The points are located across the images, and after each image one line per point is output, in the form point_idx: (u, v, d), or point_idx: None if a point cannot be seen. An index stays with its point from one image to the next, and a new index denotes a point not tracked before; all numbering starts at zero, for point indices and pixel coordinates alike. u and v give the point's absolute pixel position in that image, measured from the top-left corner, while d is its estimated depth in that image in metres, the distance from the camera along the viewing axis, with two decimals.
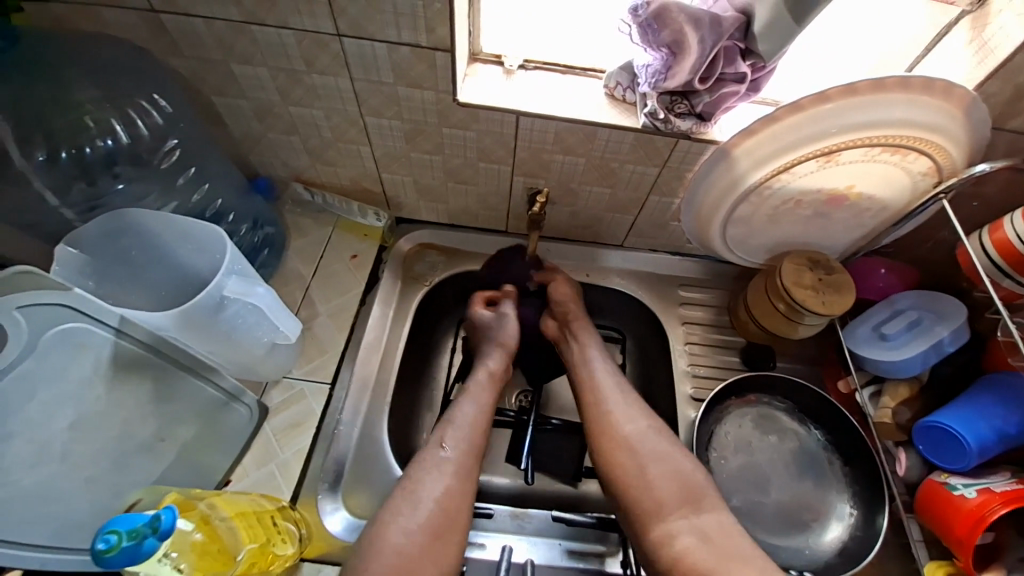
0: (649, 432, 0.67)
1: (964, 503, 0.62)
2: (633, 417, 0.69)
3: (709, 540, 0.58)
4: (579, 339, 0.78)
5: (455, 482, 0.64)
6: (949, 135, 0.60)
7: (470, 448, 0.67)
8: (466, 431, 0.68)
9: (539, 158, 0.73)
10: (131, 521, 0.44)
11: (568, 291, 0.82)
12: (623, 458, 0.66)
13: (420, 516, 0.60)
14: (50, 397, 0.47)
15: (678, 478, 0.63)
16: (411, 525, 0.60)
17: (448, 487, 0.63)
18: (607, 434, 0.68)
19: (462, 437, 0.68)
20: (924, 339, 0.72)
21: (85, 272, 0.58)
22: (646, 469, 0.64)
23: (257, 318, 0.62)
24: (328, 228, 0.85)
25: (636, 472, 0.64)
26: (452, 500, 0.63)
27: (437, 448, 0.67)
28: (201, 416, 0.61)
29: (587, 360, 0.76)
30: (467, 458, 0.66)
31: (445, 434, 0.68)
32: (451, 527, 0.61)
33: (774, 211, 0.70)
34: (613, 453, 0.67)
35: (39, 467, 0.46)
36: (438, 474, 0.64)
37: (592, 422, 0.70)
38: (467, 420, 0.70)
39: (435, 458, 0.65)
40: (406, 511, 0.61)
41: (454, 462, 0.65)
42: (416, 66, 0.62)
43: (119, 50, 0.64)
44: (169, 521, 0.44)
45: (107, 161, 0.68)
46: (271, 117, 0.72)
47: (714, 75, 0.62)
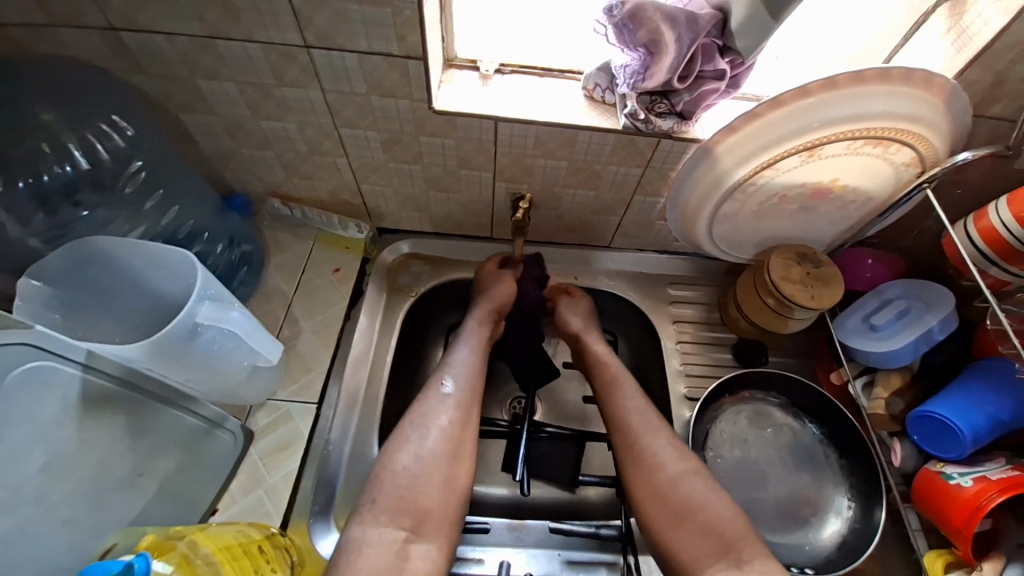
0: (684, 475, 0.64)
1: (960, 492, 0.62)
2: (671, 462, 0.65)
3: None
4: (602, 372, 0.75)
5: (459, 415, 0.65)
6: (930, 124, 0.60)
7: (471, 383, 0.68)
8: (464, 373, 0.69)
9: (520, 163, 0.72)
10: (104, 569, 0.43)
11: (581, 316, 0.81)
12: (656, 507, 0.63)
13: (429, 444, 0.62)
14: (18, 437, 0.44)
15: (717, 527, 0.59)
16: (421, 452, 0.61)
17: (451, 423, 0.64)
18: (638, 475, 0.65)
19: (461, 374, 0.69)
20: (914, 327, 0.72)
21: (50, 305, 0.56)
22: (681, 520, 0.61)
23: (234, 342, 0.61)
24: (308, 243, 0.83)
25: (671, 525, 0.61)
26: (458, 428, 0.64)
27: (438, 384, 0.67)
28: (182, 446, 0.60)
29: (616, 391, 0.72)
30: (468, 393, 0.67)
31: (443, 374, 0.69)
32: (460, 453, 0.63)
33: (759, 207, 0.70)
34: (644, 484, 0.64)
35: (13, 513, 0.44)
36: (442, 406, 0.65)
37: (624, 463, 0.67)
38: (464, 363, 0.70)
39: (436, 395, 0.66)
40: (414, 439, 0.62)
41: (457, 397, 0.66)
42: (389, 75, 0.60)
43: (77, 69, 0.62)
44: (143, 568, 0.44)
45: (67, 189, 0.66)
46: (242, 132, 0.70)
47: (693, 73, 0.61)
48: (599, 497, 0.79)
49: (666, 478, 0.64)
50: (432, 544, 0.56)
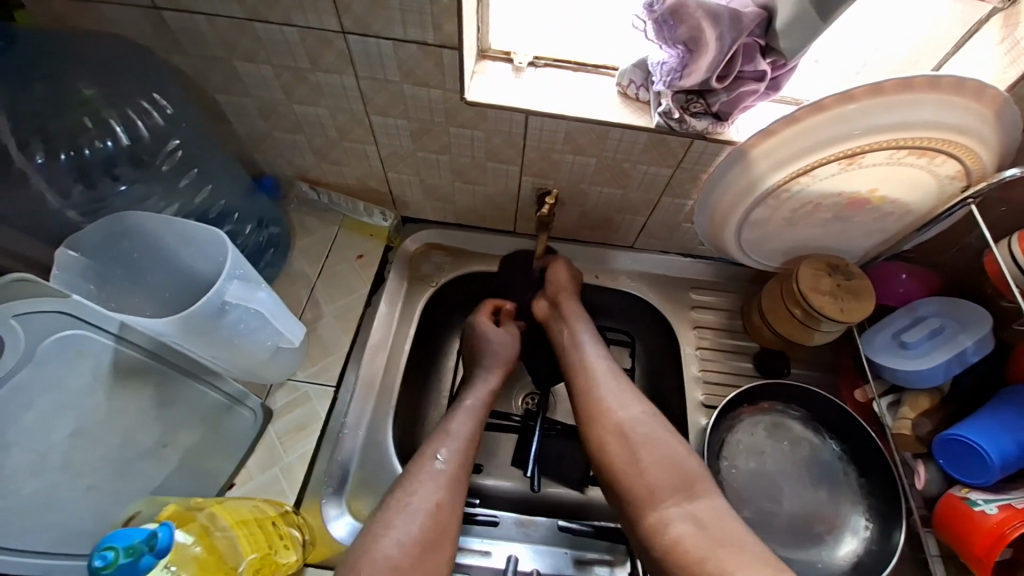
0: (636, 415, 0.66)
1: (983, 520, 0.60)
2: (623, 406, 0.66)
3: (703, 528, 0.56)
4: (570, 322, 0.76)
5: (447, 496, 0.62)
6: (981, 137, 0.57)
7: (463, 462, 0.66)
8: (460, 447, 0.67)
9: (548, 158, 0.71)
10: (127, 538, 0.44)
11: (567, 275, 0.79)
12: (610, 447, 0.64)
13: (414, 527, 0.58)
14: (47, 405, 0.46)
15: (668, 464, 0.61)
16: (404, 537, 0.58)
17: (439, 505, 0.61)
18: (591, 417, 0.67)
19: (457, 446, 0.67)
20: (947, 349, 0.69)
21: (88, 276, 0.58)
22: (633, 453, 0.62)
23: (259, 322, 0.62)
24: (334, 228, 0.84)
25: (621, 464, 0.62)
26: (444, 511, 0.61)
27: (431, 458, 0.65)
28: (204, 421, 0.61)
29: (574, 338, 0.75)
30: (458, 471, 0.65)
31: (439, 444, 0.66)
32: (441, 541, 0.59)
33: (792, 214, 0.68)
34: (597, 427, 0.66)
35: (41, 476, 0.46)
36: (432, 485, 0.62)
37: (580, 410, 0.68)
38: (463, 435, 0.68)
39: (427, 469, 0.64)
40: (400, 523, 0.58)
41: (448, 473, 0.64)
42: (423, 64, 0.60)
43: (121, 47, 0.63)
44: (166, 538, 0.45)
45: (107, 164, 0.67)
46: (275, 116, 0.70)
47: (732, 73, 0.59)
48: None
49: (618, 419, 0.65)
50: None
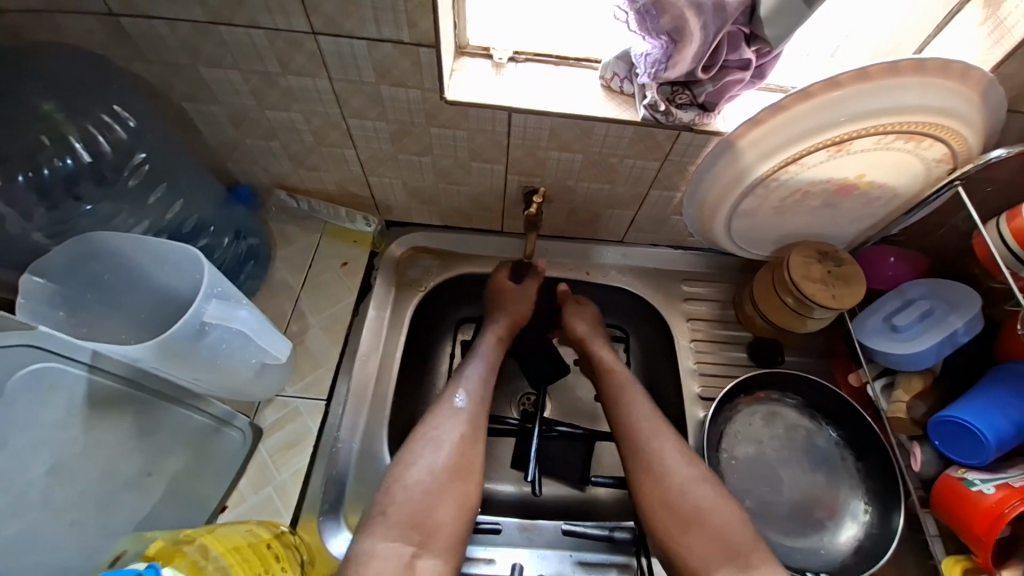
0: (691, 487, 0.63)
1: (981, 500, 0.60)
2: (679, 468, 0.64)
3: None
4: (607, 376, 0.74)
5: (471, 430, 0.64)
6: (967, 119, 0.57)
7: (482, 398, 0.68)
8: (477, 389, 0.68)
9: (533, 156, 0.70)
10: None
11: (586, 325, 0.79)
12: (662, 514, 0.62)
13: (439, 458, 0.61)
14: (24, 443, 0.44)
15: (717, 533, 0.60)
16: (433, 466, 0.61)
17: (462, 441, 0.63)
18: (648, 494, 0.64)
19: (475, 387, 0.68)
20: (938, 330, 0.70)
21: (55, 301, 0.55)
22: (689, 532, 0.61)
23: (242, 341, 0.60)
24: (315, 235, 0.81)
25: (678, 533, 0.61)
26: (468, 442, 0.64)
27: (450, 398, 0.67)
28: (190, 446, 0.59)
29: (626, 402, 0.71)
30: (480, 408, 0.67)
31: (454, 387, 0.68)
32: (470, 470, 0.62)
33: (781, 203, 0.67)
34: (653, 491, 0.64)
35: (19, 517, 0.43)
36: (453, 421, 0.65)
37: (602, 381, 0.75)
38: (478, 379, 0.69)
39: (448, 408, 0.66)
40: (426, 454, 0.61)
41: (468, 411, 0.66)
42: (398, 63, 0.58)
43: (78, 57, 0.60)
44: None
45: (68, 182, 0.63)
46: (248, 123, 0.68)
47: (717, 63, 0.58)
48: (610, 497, 0.78)
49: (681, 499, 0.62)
50: (439, 558, 0.57)
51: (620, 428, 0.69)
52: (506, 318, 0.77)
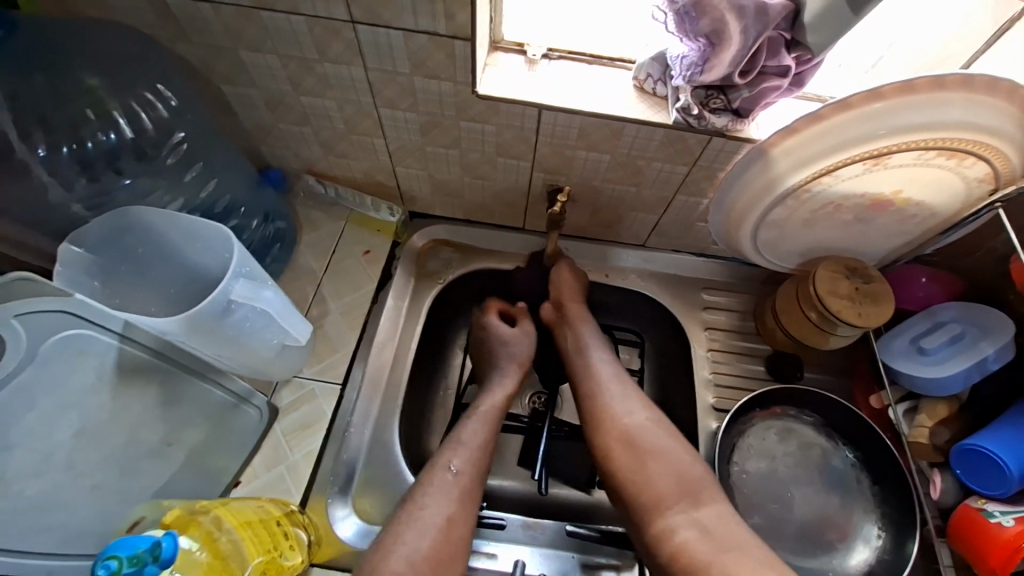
0: (647, 428, 0.64)
1: (1000, 533, 0.59)
2: (635, 412, 0.66)
3: (709, 533, 0.55)
4: (574, 325, 0.75)
5: (458, 511, 0.60)
6: (1013, 139, 0.55)
7: (476, 473, 0.63)
8: (473, 458, 0.64)
9: (561, 154, 0.69)
10: (132, 546, 0.43)
11: (573, 279, 0.78)
12: (622, 455, 0.63)
13: (423, 542, 0.56)
14: (49, 406, 0.45)
15: (673, 471, 0.61)
16: (413, 555, 0.55)
17: (448, 523, 0.58)
18: (609, 451, 0.64)
19: (470, 458, 0.64)
20: (967, 356, 0.67)
21: (91, 271, 0.57)
22: (647, 478, 0.61)
23: (265, 322, 0.61)
24: (340, 222, 0.82)
25: (636, 470, 0.61)
26: (455, 526, 0.59)
27: (443, 468, 0.62)
28: (210, 419, 0.61)
29: (585, 360, 0.72)
30: (473, 482, 0.62)
31: (451, 454, 0.64)
32: (448, 561, 0.57)
33: (812, 214, 0.66)
34: (611, 435, 0.64)
35: (42, 476, 0.44)
36: (444, 496, 0.60)
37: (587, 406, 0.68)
38: (476, 446, 0.65)
39: (439, 482, 0.61)
40: (407, 538, 0.56)
41: (459, 485, 0.61)
42: (433, 56, 0.58)
43: (125, 35, 0.62)
44: (170, 549, 0.45)
45: (109, 156, 0.66)
46: (282, 107, 0.69)
47: (755, 68, 0.57)
48: None
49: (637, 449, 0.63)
50: None
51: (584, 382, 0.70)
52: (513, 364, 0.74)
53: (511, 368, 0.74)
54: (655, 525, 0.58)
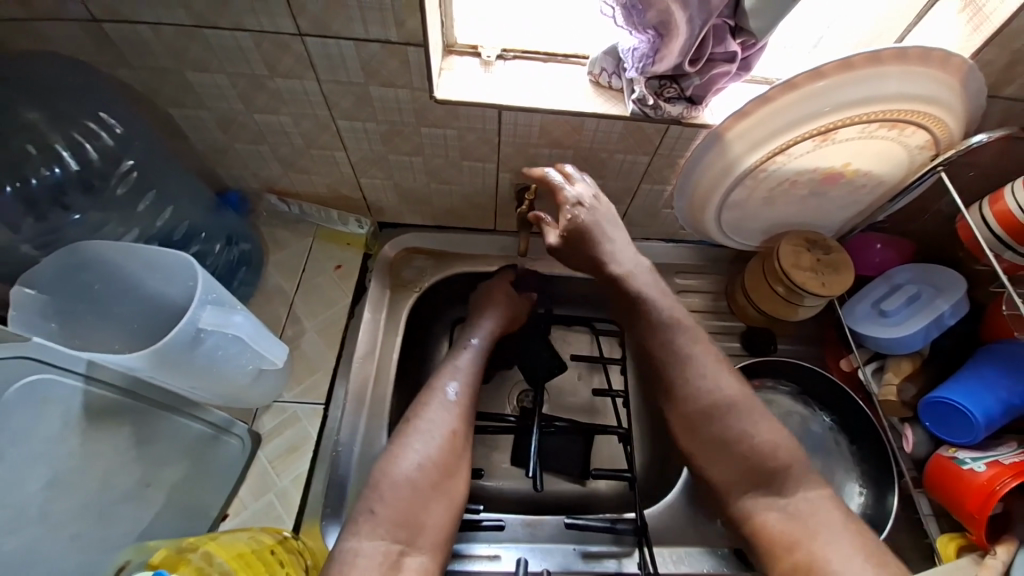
0: (734, 410, 0.60)
1: (973, 478, 0.61)
2: (719, 388, 0.61)
3: (795, 517, 0.55)
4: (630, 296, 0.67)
5: (460, 424, 0.63)
6: (948, 107, 0.59)
7: (473, 391, 0.66)
8: (467, 379, 0.67)
9: (524, 153, 0.70)
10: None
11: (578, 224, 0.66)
12: (701, 437, 0.61)
13: (431, 450, 0.59)
14: (19, 456, 0.43)
15: (760, 454, 0.58)
16: (423, 461, 0.59)
17: (453, 433, 0.61)
18: (691, 431, 0.61)
19: (466, 379, 0.67)
20: (924, 314, 0.71)
21: (48, 314, 0.53)
22: (728, 455, 0.59)
23: (239, 347, 0.59)
24: (308, 239, 0.81)
25: (719, 451, 0.60)
26: (458, 439, 0.61)
27: (441, 390, 0.65)
28: (188, 454, 0.58)
29: (654, 330, 0.65)
30: (471, 401, 0.65)
31: (446, 377, 0.66)
32: (458, 464, 0.60)
33: (770, 192, 0.68)
34: (690, 412, 0.61)
35: (19, 532, 0.42)
36: (445, 413, 0.63)
37: (655, 364, 0.65)
38: (468, 367, 0.68)
39: (440, 400, 0.64)
40: (417, 446, 0.59)
41: (460, 403, 0.64)
42: (387, 63, 0.58)
43: (62, 64, 0.59)
44: None
45: (55, 192, 0.63)
46: (235, 126, 0.67)
47: (704, 56, 0.59)
48: (610, 489, 0.78)
49: (676, 334, 0.65)
50: (425, 555, 0.55)
51: (659, 359, 0.65)
52: (502, 311, 0.75)
53: (497, 315, 0.75)
54: (698, 403, 0.61)
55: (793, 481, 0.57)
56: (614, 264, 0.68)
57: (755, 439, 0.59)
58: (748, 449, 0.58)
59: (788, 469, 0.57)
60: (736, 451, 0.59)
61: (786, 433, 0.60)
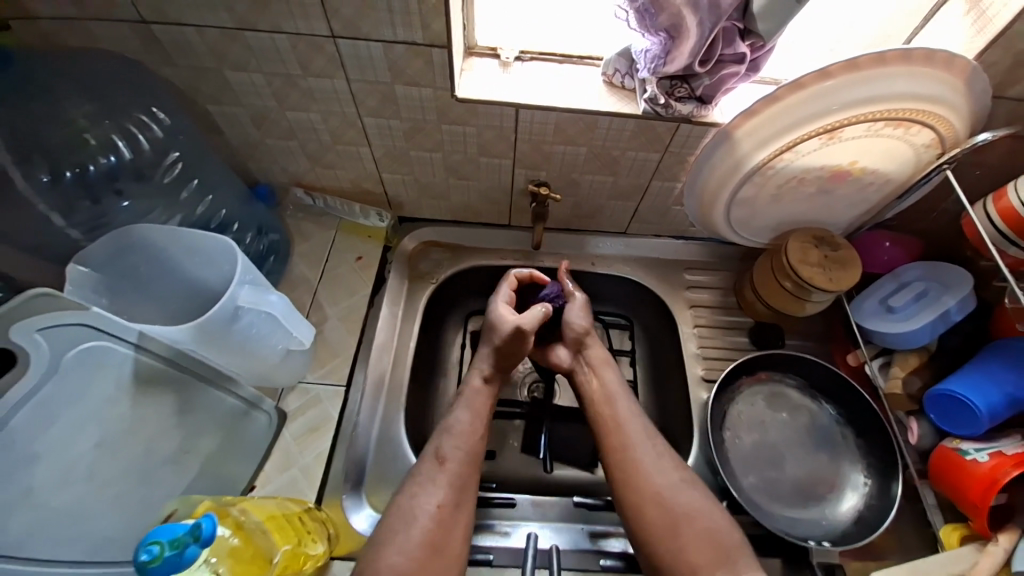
0: (680, 490, 0.62)
1: (977, 468, 0.62)
2: (664, 470, 0.63)
3: None
4: (597, 372, 0.74)
5: (451, 497, 0.60)
6: (953, 106, 0.60)
7: (471, 450, 0.65)
8: (465, 438, 0.65)
9: (539, 150, 0.73)
10: (171, 531, 0.43)
11: (586, 318, 0.77)
12: (654, 516, 0.60)
13: (415, 534, 0.57)
14: (72, 417, 0.46)
15: (708, 536, 0.58)
16: (406, 545, 0.56)
17: (440, 510, 0.59)
18: (643, 512, 0.61)
19: (462, 441, 0.65)
20: (931, 309, 0.73)
21: (98, 290, 0.58)
22: (678, 536, 0.59)
23: (270, 326, 0.63)
24: (331, 232, 0.85)
25: (668, 533, 0.59)
26: (445, 517, 0.59)
27: (436, 458, 0.63)
28: (222, 426, 0.62)
29: (608, 408, 0.70)
30: (464, 465, 0.63)
31: (441, 443, 0.64)
32: (443, 549, 0.57)
33: (779, 189, 0.70)
34: (641, 495, 0.62)
35: (68, 487, 0.46)
36: (433, 485, 0.61)
37: (606, 447, 0.67)
38: (465, 426, 0.66)
39: (431, 471, 0.62)
40: (400, 531, 0.57)
41: (450, 473, 0.62)
42: (412, 64, 0.62)
43: (116, 62, 0.65)
44: (209, 529, 0.45)
45: (110, 177, 0.68)
46: (268, 123, 0.71)
47: (714, 57, 0.61)
48: None
49: (627, 424, 0.68)
50: None
51: (608, 441, 0.67)
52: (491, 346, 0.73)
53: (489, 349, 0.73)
54: (647, 487, 0.62)
55: (742, 562, 0.56)
56: (591, 347, 0.76)
57: (700, 519, 0.59)
58: (695, 530, 0.58)
59: (735, 549, 0.57)
60: (683, 529, 0.59)
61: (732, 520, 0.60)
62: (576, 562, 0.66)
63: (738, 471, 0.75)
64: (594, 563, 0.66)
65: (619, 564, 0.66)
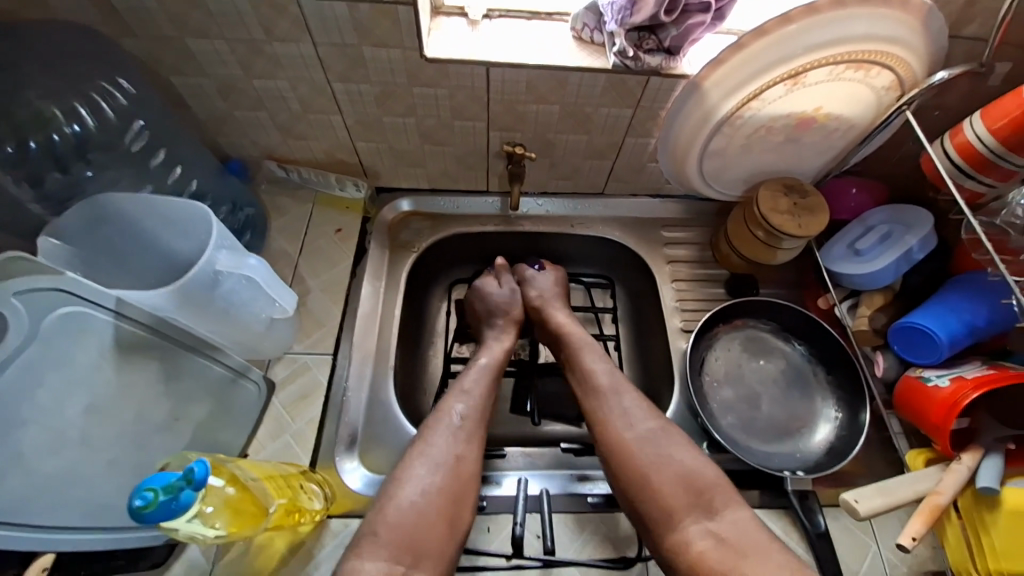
0: (661, 435, 0.62)
1: (938, 393, 0.66)
2: (639, 418, 0.64)
3: (723, 541, 0.53)
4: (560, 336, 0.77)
5: (465, 449, 0.62)
6: (909, 46, 0.62)
7: (482, 406, 0.67)
8: (479, 398, 0.68)
9: (513, 110, 0.73)
10: (164, 479, 0.44)
11: (551, 283, 0.83)
12: (620, 464, 0.62)
13: (435, 479, 0.58)
14: (57, 382, 0.46)
15: (681, 478, 0.59)
16: (427, 487, 0.58)
17: (461, 457, 0.61)
18: (619, 455, 0.62)
19: (474, 403, 0.67)
20: (895, 249, 0.75)
21: (72, 262, 0.58)
22: (649, 478, 0.59)
23: (252, 292, 0.64)
24: (308, 205, 0.85)
25: (641, 476, 0.59)
26: (466, 469, 0.61)
27: (449, 411, 0.65)
28: (212, 394, 0.63)
29: (582, 360, 0.72)
30: (478, 418, 0.65)
31: (455, 399, 0.67)
32: (463, 496, 0.59)
33: (748, 139, 0.72)
34: (616, 438, 0.63)
35: (58, 454, 0.46)
36: (449, 437, 0.62)
37: (584, 396, 0.69)
38: (479, 387, 0.69)
39: (447, 423, 0.64)
40: (421, 473, 0.59)
41: (465, 427, 0.64)
42: (378, 24, 0.61)
43: (73, 33, 0.63)
44: (202, 472, 0.45)
45: (79, 149, 0.66)
46: (235, 93, 0.70)
47: (679, 7, 0.62)
48: None
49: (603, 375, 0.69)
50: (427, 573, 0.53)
51: (586, 389, 0.69)
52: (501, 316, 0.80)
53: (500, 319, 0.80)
54: (631, 428, 0.63)
55: (718, 502, 0.57)
56: (555, 317, 0.79)
57: (674, 461, 0.60)
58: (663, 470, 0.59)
59: (713, 485, 0.58)
60: (661, 471, 0.59)
61: (708, 463, 0.60)
62: (566, 504, 0.68)
63: (716, 412, 0.79)
64: (583, 502, 0.69)
65: (607, 500, 0.69)
